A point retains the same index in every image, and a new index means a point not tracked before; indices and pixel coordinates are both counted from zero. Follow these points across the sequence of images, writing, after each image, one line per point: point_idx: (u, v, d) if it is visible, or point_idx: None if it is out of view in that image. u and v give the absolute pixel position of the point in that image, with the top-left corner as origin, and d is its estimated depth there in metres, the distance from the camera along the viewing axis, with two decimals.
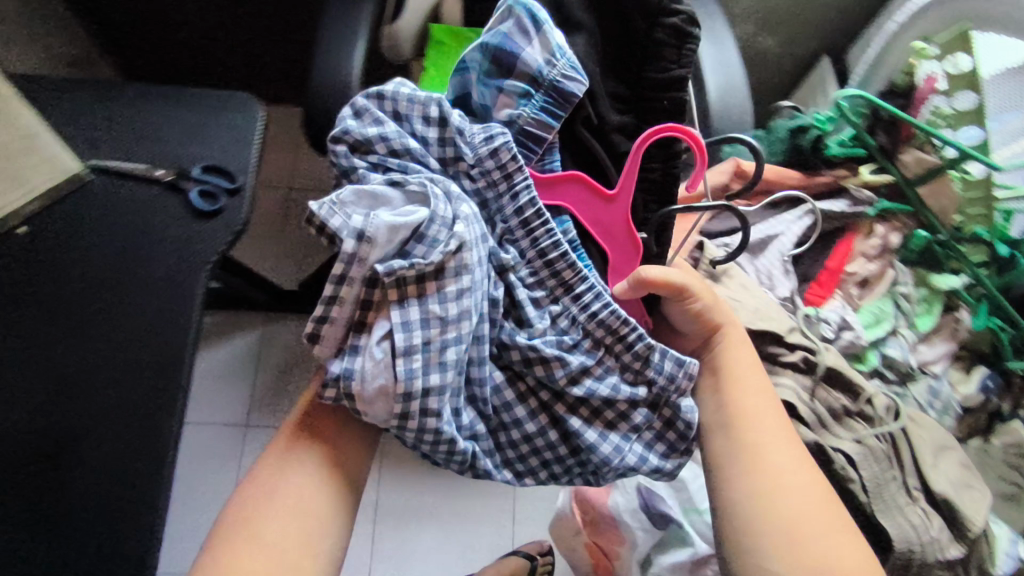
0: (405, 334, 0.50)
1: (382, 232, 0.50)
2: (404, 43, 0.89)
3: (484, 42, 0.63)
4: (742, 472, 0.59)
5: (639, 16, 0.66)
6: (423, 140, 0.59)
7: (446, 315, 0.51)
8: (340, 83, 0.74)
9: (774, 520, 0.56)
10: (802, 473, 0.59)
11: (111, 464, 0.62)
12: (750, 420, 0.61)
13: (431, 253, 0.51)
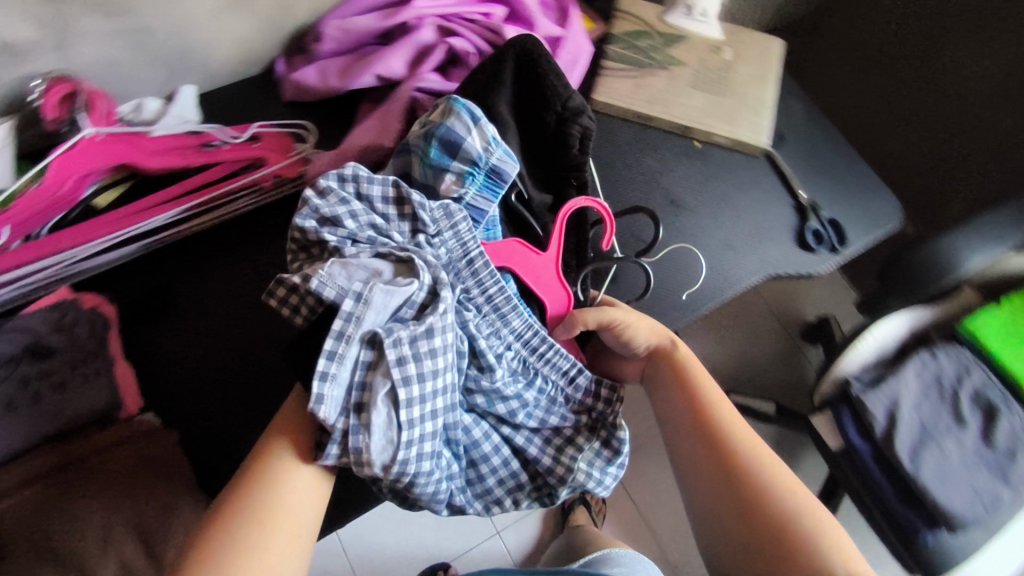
0: (404, 386, 0.51)
1: (379, 301, 0.51)
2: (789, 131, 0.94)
3: (430, 135, 0.64)
4: (709, 458, 0.63)
5: (547, 113, 0.70)
6: (385, 216, 0.59)
7: (444, 357, 0.53)
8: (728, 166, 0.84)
9: (719, 503, 0.62)
10: (735, 460, 0.63)
11: None
12: (720, 426, 0.64)
13: (430, 317, 0.52)
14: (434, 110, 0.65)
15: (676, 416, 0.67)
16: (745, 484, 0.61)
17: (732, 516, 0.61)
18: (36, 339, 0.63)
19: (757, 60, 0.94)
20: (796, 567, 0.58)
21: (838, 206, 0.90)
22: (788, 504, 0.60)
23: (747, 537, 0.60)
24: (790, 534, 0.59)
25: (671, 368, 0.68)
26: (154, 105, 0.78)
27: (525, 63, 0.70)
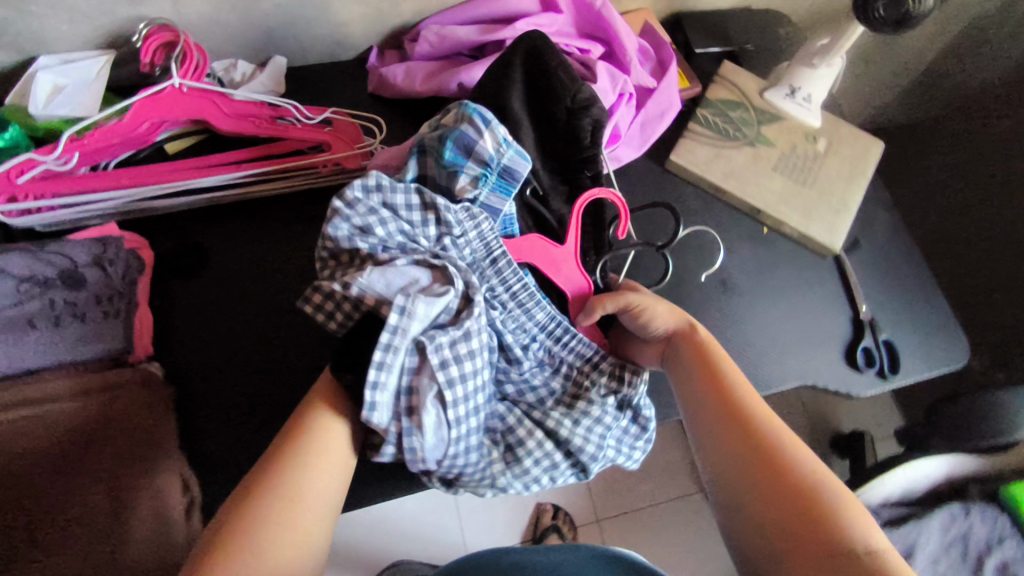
0: (450, 386, 0.53)
1: (423, 312, 0.52)
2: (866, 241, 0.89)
3: (444, 138, 0.61)
4: (729, 442, 0.59)
5: (556, 107, 0.70)
6: (411, 223, 0.59)
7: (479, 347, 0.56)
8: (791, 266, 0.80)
9: (742, 488, 0.57)
10: (754, 444, 0.58)
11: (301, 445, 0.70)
12: (731, 401, 0.62)
13: (467, 322, 0.55)
14: (447, 112, 0.63)
15: (694, 399, 0.63)
16: (758, 457, 0.58)
17: (748, 483, 0.57)
18: (73, 268, 0.65)
19: (853, 159, 0.88)
20: (814, 537, 0.52)
21: (900, 329, 0.84)
22: (806, 474, 0.56)
23: (765, 506, 0.55)
24: (809, 502, 0.54)
25: (683, 349, 0.66)
26: (247, 69, 0.82)
27: (534, 54, 0.70)
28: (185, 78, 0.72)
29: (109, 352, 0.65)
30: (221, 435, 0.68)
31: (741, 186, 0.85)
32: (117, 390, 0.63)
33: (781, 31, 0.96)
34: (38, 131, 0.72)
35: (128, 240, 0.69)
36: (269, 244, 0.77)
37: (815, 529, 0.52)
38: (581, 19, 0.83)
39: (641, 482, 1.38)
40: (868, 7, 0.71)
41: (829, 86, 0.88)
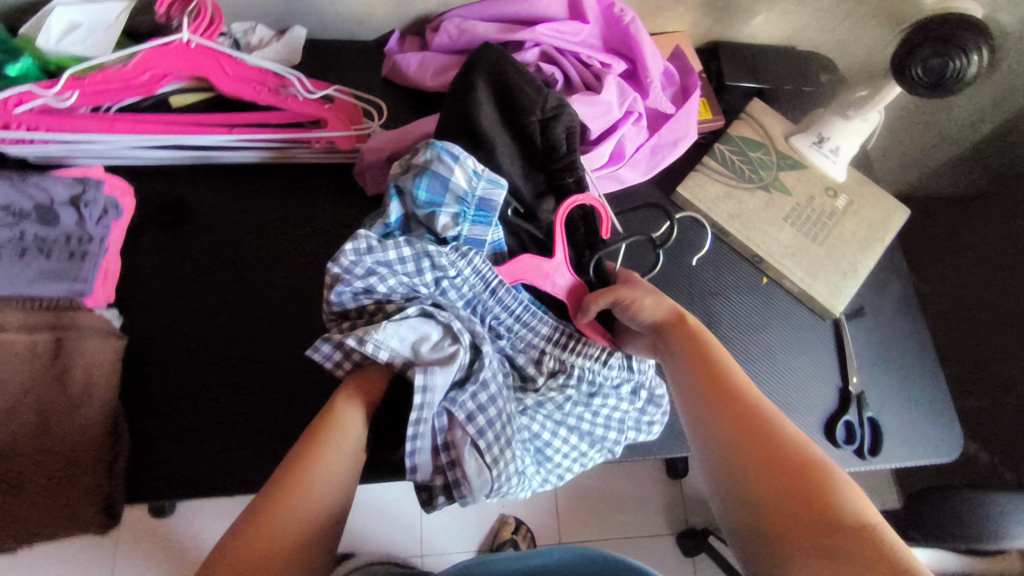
0: (480, 436, 0.55)
1: (441, 381, 0.54)
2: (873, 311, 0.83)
3: (415, 181, 0.59)
4: (730, 433, 0.52)
5: (527, 120, 0.67)
6: (410, 274, 0.58)
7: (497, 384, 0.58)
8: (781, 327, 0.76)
9: (747, 481, 0.49)
10: (759, 434, 0.51)
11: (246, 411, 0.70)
12: (718, 379, 0.55)
13: (480, 371, 0.57)
14: (411, 154, 0.61)
15: (690, 388, 0.56)
16: (751, 435, 0.51)
17: (741, 464, 0.50)
18: (49, 204, 0.65)
19: (873, 222, 0.82)
20: (818, 518, 0.45)
21: (890, 410, 0.79)
22: (805, 452, 0.49)
23: (769, 496, 0.48)
24: (811, 484, 0.47)
25: (665, 329, 0.60)
26: (266, 34, 0.81)
27: (495, 78, 0.67)
28: (196, 33, 0.71)
29: (65, 295, 0.65)
30: (169, 391, 0.69)
31: (745, 229, 0.81)
32: (65, 334, 0.63)
33: (823, 76, 0.91)
34: (49, 65, 0.72)
35: (109, 185, 0.69)
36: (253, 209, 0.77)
37: (820, 511, 0.46)
38: (608, 31, 0.80)
39: (617, 510, 1.28)
40: (908, 64, 0.65)
41: (861, 140, 0.82)
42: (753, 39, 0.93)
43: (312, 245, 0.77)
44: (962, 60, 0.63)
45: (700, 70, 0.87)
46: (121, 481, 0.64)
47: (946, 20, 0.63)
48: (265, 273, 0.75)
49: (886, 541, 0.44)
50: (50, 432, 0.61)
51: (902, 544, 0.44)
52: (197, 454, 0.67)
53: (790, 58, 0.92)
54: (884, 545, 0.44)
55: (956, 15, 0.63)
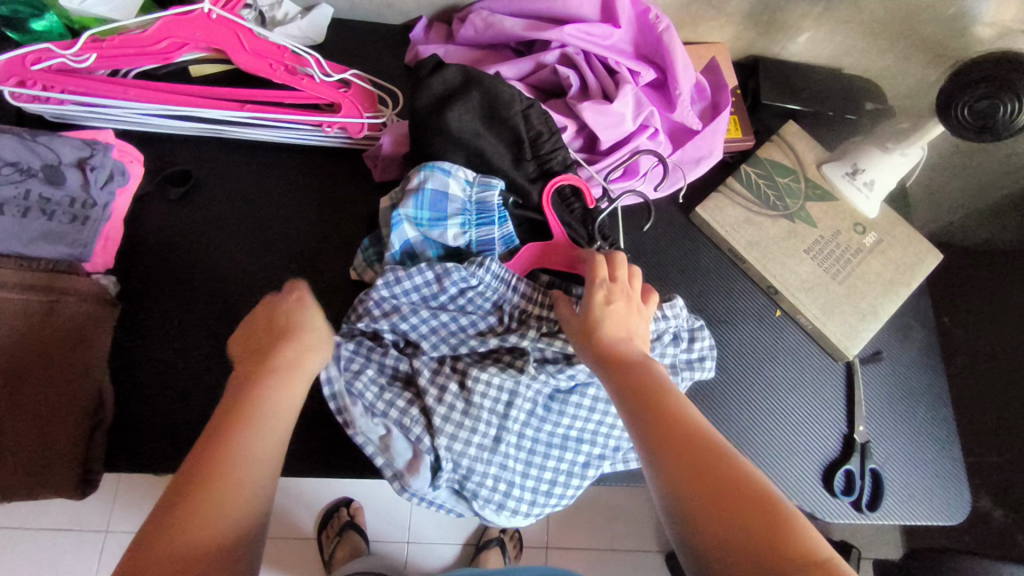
0: (462, 479, 0.64)
1: (401, 441, 0.63)
2: (892, 357, 0.79)
3: (416, 204, 0.65)
4: (683, 462, 0.46)
5: (503, 115, 0.68)
6: (426, 300, 0.64)
7: (473, 452, 0.63)
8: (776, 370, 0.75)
9: (707, 522, 0.44)
10: (712, 465, 0.45)
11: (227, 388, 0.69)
12: (656, 403, 0.49)
13: (449, 454, 0.62)
14: (406, 179, 0.66)
15: (632, 412, 0.49)
16: (697, 468, 0.45)
17: (688, 508, 0.44)
18: (56, 163, 0.64)
19: (901, 264, 0.78)
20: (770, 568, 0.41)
21: (896, 464, 0.74)
22: (754, 484, 0.45)
23: (731, 542, 0.42)
24: (764, 524, 0.42)
25: (600, 350, 0.54)
26: (291, 10, 0.80)
27: (453, 94, 0.67)
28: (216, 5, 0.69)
29: (64, 258, 0.65)
30: (159, 362, 0.69)
31: (765, 260, 0.77)
32: (59, 298, 0.64)
33: (867, 103, 0.86)
34: (75, 24, 0.75)
35: (118, 149, 0.69)
36: (258, 183, 0.76)
37: (776, 557, 0.41)
38: (641, 37, 0.76)
39: (609, 521, 1.24)
40: (953, 102, 0.61)
41: (899, 176, 0.77)
42: (797, 57, 0.89)
43: (315, 230, 0.75)
44: (1013, 105, 0.58)
45: (735, 86, 0.83)
46: (100, 447, 0.64)
47: (1007, 58, 0.58)
48: (265, 254, 0.74)
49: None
50: (31, 394, 0.61)
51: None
52: (176, 425, 0.67)
53: (835, 82, 0.87)
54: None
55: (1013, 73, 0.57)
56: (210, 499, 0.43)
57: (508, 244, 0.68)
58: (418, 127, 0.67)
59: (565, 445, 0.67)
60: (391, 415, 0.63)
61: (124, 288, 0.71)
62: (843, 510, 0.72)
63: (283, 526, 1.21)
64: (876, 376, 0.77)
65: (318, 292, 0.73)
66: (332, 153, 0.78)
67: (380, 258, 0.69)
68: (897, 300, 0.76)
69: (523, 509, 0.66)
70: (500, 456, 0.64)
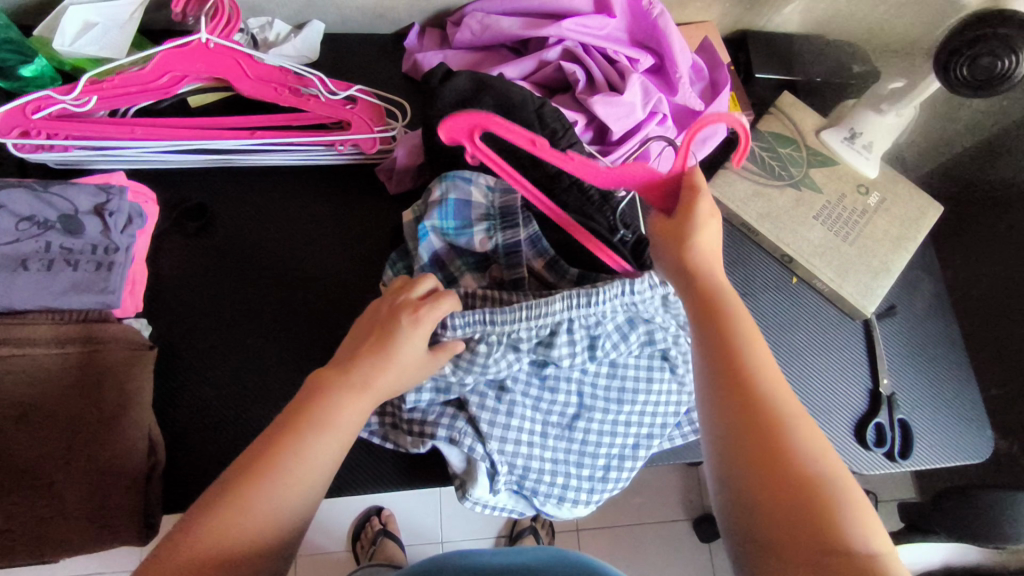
0: (519, 479, 0.66)
1: (453, 448, 0.64)
2: (905, 310, 0.82)
3: (439, 216, 0.64)
4: (755, 405, 0.46)
5: (515, 112, 0.68)
6: None
7: (525, 451, 0.64)
8: (797, 333, 0.79)
9: (769, 474, 0.44)
10: (782, 418, 0.46)
11: (266, 417, 0.69)
12: (736, 342, 0.49)
13: (503, 459, 0.64)
14: (428, 191, 0.66)
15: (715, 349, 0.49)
16: (760, 435, 0.45)
17: (738, 473, 0.45)
18: (73, 213, 0.63)
19: (905, 220, 0.80)
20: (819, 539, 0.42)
21: (920, 412, 0.78)
22: (815, 468, 0.44)
23: (784, 503, 0.43)
24: (817, 509, 0.42)
25: (685, 282, 0.52)
26: (282, 30, 0.79)
27: (464, 102, 0.68)
28: (214, 33, 0.67)
29: (95, 307, 0.64)
30: (200, 398, 0.69)
31: (777, 229, 0.80)
32: (95, 347, 0.63)
33: (854, 66, 0.89)
34: (65, 66, 0.73)
35: (132, 191, 0.68)
36: (271, 209, 0.76)
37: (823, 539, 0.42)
38: (635, 24, 0.77)
39: (634, 493, 1.24)
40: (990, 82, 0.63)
41: (892, 134, 0.81)
42: (782, 28, 0.91)
43: (338, 251, 0.76)
44: (1009, 61, 0.60)
45: (728, 63, 0.85)
46: (157, 490, 0.64)
47: (1001, 15, 0.60)
48: (290, 278, 0.74)
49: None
50: (81, 448, 0.60)
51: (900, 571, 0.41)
52: (224, 458, 0.67)
53: (821, 50, 0.90)
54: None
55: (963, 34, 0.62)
56: (234, 514, 0.44)
57: (537, 242, 0.66)
58: (437, 140, 0.69)
59: (614, 431, 0.67)
60: (438, 431, 0.63)
61: (152, 326, 0.70)
62: (875, 460, 0.75)
63: (310, 542, 1.18)
64: (891, 328, 0.81)
65: (345, 309, 0.74)
66: (341, 170, 0.78)
67: (409, 272, 0.69)
68: (906, 253, 0.79)
69: (581, 497, 0.68)
70: (552, 450, 0.66)
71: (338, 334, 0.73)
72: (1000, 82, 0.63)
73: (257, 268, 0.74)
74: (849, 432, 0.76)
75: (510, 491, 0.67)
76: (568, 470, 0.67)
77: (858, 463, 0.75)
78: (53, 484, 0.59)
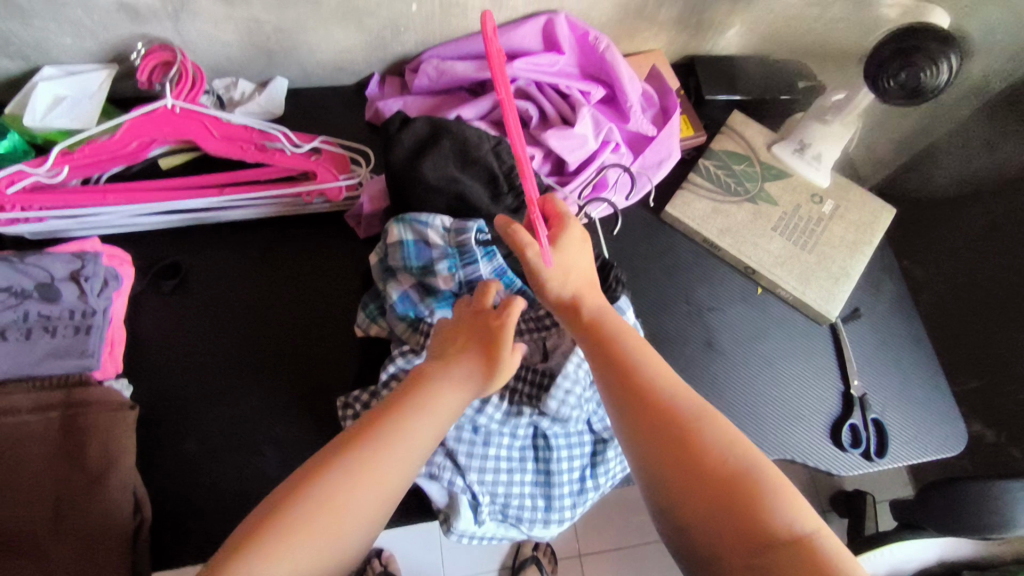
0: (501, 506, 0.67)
1: (434, 486, 0.65)
2: (871, 311, 0.84)
3: (404, 255, 0.69)
4: (650, 423, 0.49)
5: (474, 152, 0.72)
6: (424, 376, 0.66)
7: (504, 479, 0.66)
8: (766, 342, 0.81)
9: (682, 485, 0.46)
10: (682, 424, 0.48)
11: (248, 467, 0.70)
12: (627, 363, 0.53)
13: (483, 488, 0.66)
14: (386, 235, 0.70)
15: (606, 377, 0.53)
16: (667, 445, 0.48)
17: (670, 492, 0.47)
18: (49, 281, 0.65)
19: (860, 224, 0.84)
20: (746, 537, 0.44)
21: (893, 411, 0.80)
22: (726, 458, 0.47)
23: (698, 513, 0.46)
24: (742, 499, 0.45)
25: (574, 316, 0.58)
26: (247, 88, 0.82)
27: (422, 146, 0.71)
28: (178, 99, 0.71)
29: (75, 371, 0.65)
30: (185, 455, 0.70)
31: (737, 242, 0.82)
32: (75, 411, 0.64)
33: (799, 82, 0.93)
34: (36, 139, 0.74)
35: (107, 255, 0.71)
36: (245, 262, 0.78)
37: (738, 533, 0.44)
38: (584, 59, 0.81)
39: (633, 512, 1.24)
40: (926, 91, 0.66)
41: (842, 144, 0.83)
42: (728, 51, 0.95)
43: (313, 298, 0.78)
44: (933, 70, 0.64)
45: (678, 87, 0.88)
46: (145, 549, 0.65)
47: (900, 38, 0.65)
48: (269, 327, 0.76)
49: (825, 558, 0.43)
50: (68, 512, 0.61)
51: (840, 563, 0.43)
52: (210, 509, 0.68)
53: (767, 68, 0.93)
54: (823, 567, 0.42)
55: (878, 58, 0.67)
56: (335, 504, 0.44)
57: (502, 275, 0.70)
58: (401, 183, 0.71)
59: (580, 440, 0.69)
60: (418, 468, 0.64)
61: (134, 385, 0.71)
62: (852, 460, 0.76)
63: None
64: (858, 330, 0.83)
65: (325, 354, 0.75)
66: (312, 219, 0.80)
67: (383, 312, 0.72)
68: (865, 255, 0.82)
69: (564, 516, 0.69)
70: (525, 476, 0.68)
71: (319, 380, 0.74)
72: (936, 88, 0.66)
73: (235, 319, 0.76)
74: (823, 435, 0.77)
75: (497, 521, 0.68)
76: (548, 493, 0.68)
77: (838, 466, 0.76)
78: (37, 554, 0.59)
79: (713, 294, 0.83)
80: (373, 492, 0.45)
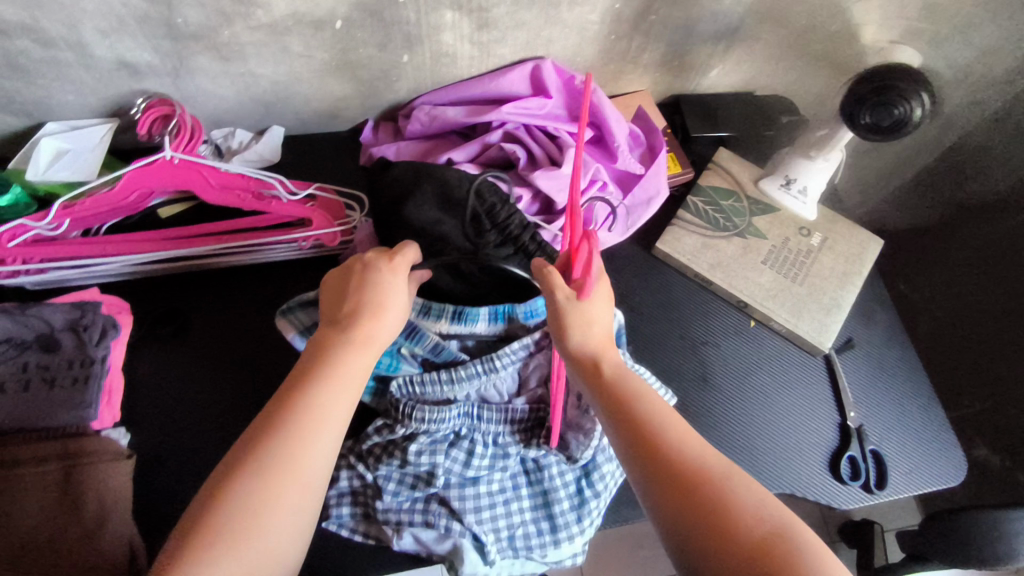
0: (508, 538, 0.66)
1: (431, 535, 0.65)
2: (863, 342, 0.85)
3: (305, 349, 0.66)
4: (680, 489, 0.47)
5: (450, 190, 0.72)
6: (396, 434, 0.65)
7: (501, 512, 0.66)
8: (761, 374, 0.81)
9: (718, 551, 0.44)
10: (711, 487, 0.46)
11: None
12: (650, 423, 0.50)
13: (484, 528, 0.65)
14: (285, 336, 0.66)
15: (625, 439, 0.50)
16: (699, 513, 0.46)
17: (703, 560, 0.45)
18: (49, 331, 0.67)
19: (849, 256, 0.85)
20: None
21: (891, 443, 0.80)
22: (760, 524, 0.45)
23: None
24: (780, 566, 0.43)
25: (590, 373, 0.53)
26: (244, 137, 0.85)
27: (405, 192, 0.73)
28: (177, 150, 0.73)
29: (73, 421, 0.65)
30: (183, 503, 0.69)
31: (728, 277, 0.83)
32: (73, 463, 0.63)
33: (783, 117, 0.95)
34: (38, 191, 0.75)
35: (105, 304, 0.72)
36: (242, 308, 0.79)
37: None
38: (570, 101, 0.83)
39: (638, 547, 1.21)
40: (903, 126, 0.68)
41: (827, 178, 0.85)
42: (714, 89, 0.97)
43: None
44: (906, 107, 0.66)
45: (664, 127, 0.91)
46: None
47: (871, 78, 0.68)
48: (265, 371, 0.76)
49: None
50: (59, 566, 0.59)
51: None
52: None
53: (753, 105, 0.96)
54: None
55: (853, 96, 0.70)
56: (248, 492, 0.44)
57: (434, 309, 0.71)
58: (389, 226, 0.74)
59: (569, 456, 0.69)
60: (413, 519, 0.65)
61: (131, 432, 0.71)
62: (853, 493, 0.76)
63: None
64: (853, 361, 0.83)
65: None
66: (308, 264, 0.81)
67: None
68: (855, 286, 0.83)
69: (576, 532, 0.68)
70: (523, 505, 0.67)
71: None
72: (913, 123, 0.68)
73: (232, 364, 0.76)
74: (823, 469, 0.77)
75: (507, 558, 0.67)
76: (552, 515, 0.68)
77: (839, 499, 0.76)
78: None
79: (706, 329, 0.84)
80: (285, 465, 0.45)
